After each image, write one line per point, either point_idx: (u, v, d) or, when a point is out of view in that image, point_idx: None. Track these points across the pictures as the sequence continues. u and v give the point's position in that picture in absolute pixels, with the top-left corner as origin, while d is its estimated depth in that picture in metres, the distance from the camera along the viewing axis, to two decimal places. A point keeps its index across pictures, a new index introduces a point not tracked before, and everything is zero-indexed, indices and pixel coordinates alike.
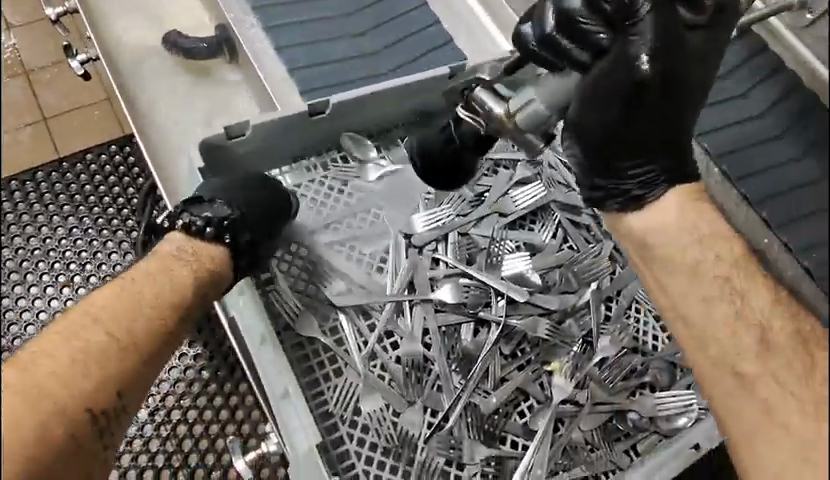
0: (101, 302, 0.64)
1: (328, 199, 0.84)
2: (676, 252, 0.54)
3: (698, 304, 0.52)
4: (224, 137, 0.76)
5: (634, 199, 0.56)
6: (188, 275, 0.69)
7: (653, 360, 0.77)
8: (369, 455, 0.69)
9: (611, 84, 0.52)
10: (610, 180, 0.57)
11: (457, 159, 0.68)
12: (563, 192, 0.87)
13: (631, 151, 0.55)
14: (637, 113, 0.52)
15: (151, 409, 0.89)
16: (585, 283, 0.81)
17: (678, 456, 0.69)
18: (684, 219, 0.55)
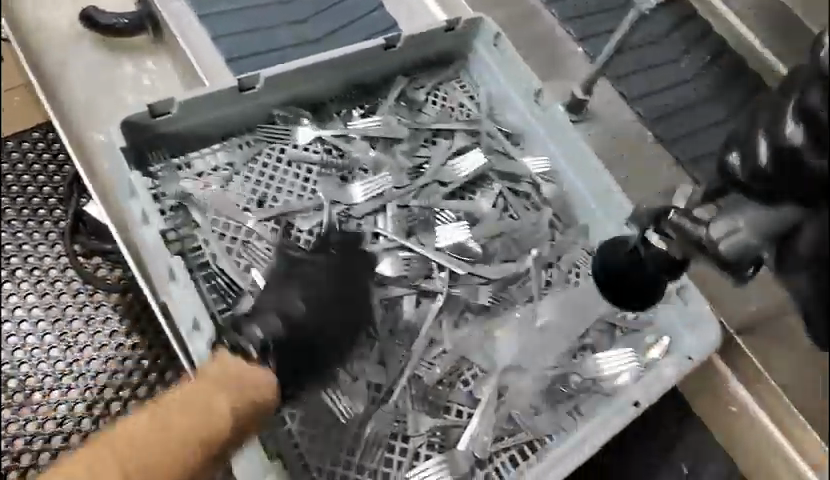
0: (126, 433, 0.52)
1: (264, 177, 0.81)
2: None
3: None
4: (148, 116, 0.73)
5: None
6: (227, 406, 0.55)
7: (594, 323, 0.79)
8: (311, 433, 0.68)
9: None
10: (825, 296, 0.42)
11: (641, 279, 0.63)
12: (502, 159, 0.89)
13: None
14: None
15: (88, 403, 0.86)
16: (525, 251, 0.82)
17: (616, 413, 0.71)
18: None
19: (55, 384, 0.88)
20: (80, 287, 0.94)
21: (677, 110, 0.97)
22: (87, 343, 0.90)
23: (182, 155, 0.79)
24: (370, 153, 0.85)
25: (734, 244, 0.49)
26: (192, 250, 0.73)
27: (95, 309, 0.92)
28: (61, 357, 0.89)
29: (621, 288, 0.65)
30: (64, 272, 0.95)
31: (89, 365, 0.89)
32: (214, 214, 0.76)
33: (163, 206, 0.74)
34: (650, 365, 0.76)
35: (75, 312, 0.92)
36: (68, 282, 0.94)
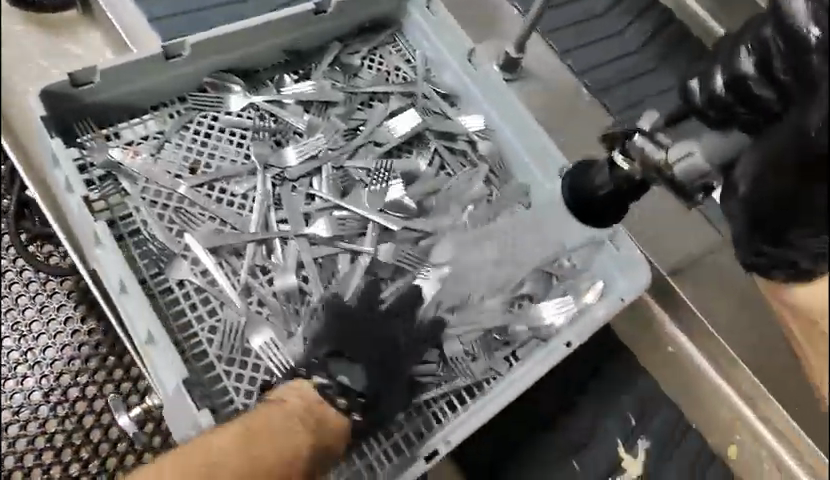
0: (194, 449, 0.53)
1: (196, 145, 0.81)
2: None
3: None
4: (70, 86, 0.71)
5: (801, 272, 0.37)
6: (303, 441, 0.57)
7: (529, 272, 0.81)
8: (248, 389, 0.68)
9: (787, 158, 0.38)
10: (777, 249, 0.40)
11: (609, 203, 0.66)
12: (439, 120, 0.89)
13: (800, 222, 0.38)
14: (807, 177, 0.37)
15: (45, 390, 0.80)
16: (462, 204, 0.84)
17: (549, 354, 0.71)
18: None
19: (10, 374, 0.80)
20: (32, 275, 0.84)
21: (635, 76, 0.99)
22: (42, 331, 0.82)
23: (111, 124, 0.78)
24: (306, 116, 0.85)
25: (688, 167, 0.50)
26: (122, 219, 0.73)
27: (48, 296, 0.83)
28: (15, 346, 0.82)
29: (588, 213, 0.69)
30: (13, 260, 0.84)
31: (44, 353, 0.82)
32: (145, 181, 0.75)
33: (91, 176, 0.74)
34: (584, 309, 0.78)
35: (27, 300, 0.83)
36: (20, 272, 0.84)
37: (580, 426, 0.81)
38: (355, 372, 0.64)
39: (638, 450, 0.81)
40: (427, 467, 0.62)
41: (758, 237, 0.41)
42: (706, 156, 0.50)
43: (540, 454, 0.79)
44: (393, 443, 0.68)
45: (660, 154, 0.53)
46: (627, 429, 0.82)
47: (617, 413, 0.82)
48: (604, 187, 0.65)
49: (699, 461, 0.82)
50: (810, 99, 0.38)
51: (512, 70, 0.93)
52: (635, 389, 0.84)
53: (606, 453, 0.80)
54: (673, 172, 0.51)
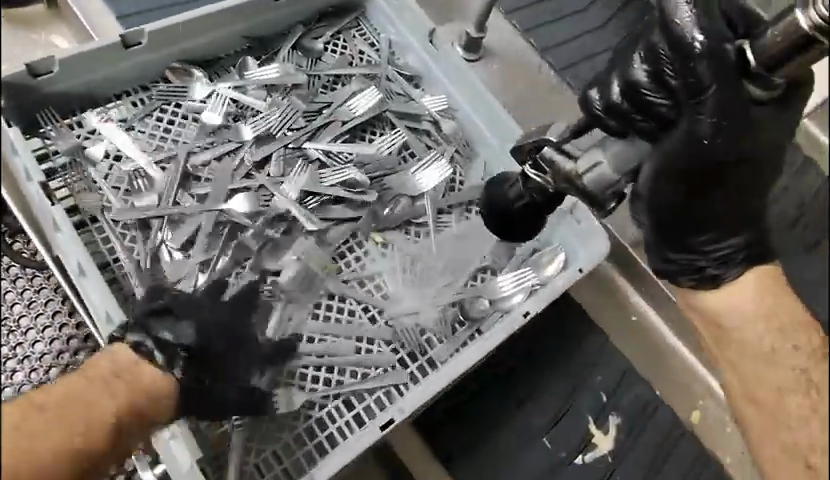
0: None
1: (158, 131, 0.81)
2: (756, 338, 0.45)
3: (772, 393, 0.45)
4: (28, 76, 0.73)
5: (707, 277, 0.49)
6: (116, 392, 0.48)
7: (491, 245, 0.82)
8: None
9: (680, 165, 0.47)
10: (684, 254, 0.51)
11: (526, 214, 0.65)
12: (401, 101, 0.89)
13: (700, 224, 0.49)
14: (705, 185, 0.47)
15: (35, 385, 0.73)
16: (419, 185, 0.84)
17: (507, 327, 0.72)
18: (761, 304, 0.46)
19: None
20: (19, 271, 0.76)
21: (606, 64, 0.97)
22: (31, 326, 0.75)
23: (73, 114, 0.79)
24: (267, 100, 0.85)
25: (597, 175, 0.53)
26: (84, 206, 0.74)
27: (36, 291, 0.76)
28: (4, 342, 0.74)
29: (515, 222, 0.66)
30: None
31: (32, 347, 0.74)
32: (107, 169, 0.77)
33: (54, 164, 0.75)
34: (546, 281, 0.79)
35: (14, 296, 0.76)
36: (7, 269, 0.76)
37: (551, 402, 0.82)
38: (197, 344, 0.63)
39: (608, 426, 0.82)
40: (383, 434, 0.63)
41: (662, 241, 0.52)
42: (614, 166, 0.52)
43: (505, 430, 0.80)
44: (355, 414, 0.69)
45: (571, 164, 0.54)
46: (598, 405, 0.83)
47: (588, 392, 0.83)
48: (520, 198, 0.64)
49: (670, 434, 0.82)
50: (696, 111, 0.46)
51: (474, 51, 0.94)
52: (607, 367, 0.84)
53: (575, 431, 0.81)
54: (583, 182, 0.53)
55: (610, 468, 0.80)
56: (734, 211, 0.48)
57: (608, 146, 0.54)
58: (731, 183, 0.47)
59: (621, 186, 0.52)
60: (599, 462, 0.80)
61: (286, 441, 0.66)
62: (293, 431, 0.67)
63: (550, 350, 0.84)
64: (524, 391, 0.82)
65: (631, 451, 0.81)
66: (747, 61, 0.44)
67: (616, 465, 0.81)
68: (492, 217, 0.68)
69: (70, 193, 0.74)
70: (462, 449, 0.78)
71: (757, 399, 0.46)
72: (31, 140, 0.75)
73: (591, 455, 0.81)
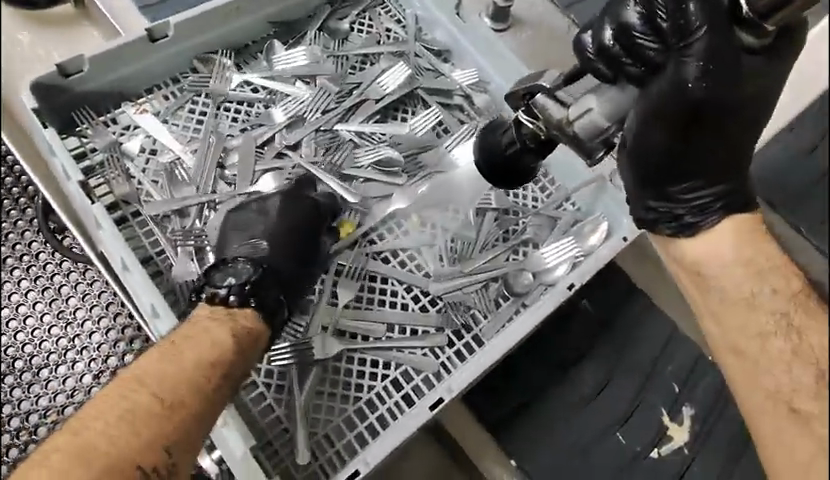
0: (114, 392, 0.53)
1: (190, 123, 0.82)
2: (732, 285, 0.41)
3: (753, 340, 0.41)
4: (60, 76, 0.73)
5: (686, 225, 0.45)
6: (227, 336, 0.59)
7: (531, 217, 0.81)
8: None
9: (671, 110, 0.44)
10: (664, 202, 0.47)
11: (517, 163, 0.58)
12: (430, 77, 0.88)
13: (683, 170, 0.46)
14: (694, 128, 0.44)
15: (96, 374, 0.74)
16: (455, 161, 0.82)
17: (553, 297, 0.70)
18: (739, 248, 0.42)
19: (60, 360, 0.75)
20: (71, 265, 0.78)
21: None
22: (86, 317, 0.76)
23: (107, 111, 0.80)
24: (297, 83, 0.85)
25: (589, 123, 0.48)
26: (124, 201, 0.75)
27: (88, 283, 0.78)
28: (63, 334, 0.76)
29: (507, 173, 0.59)
30: (51, 252, 0.79)
31: (89, 339, 0.76)
32: (144, 163, 0.78)
33: (92, 162, 0.76)
34: (590, 251, 0.77)
35: (68, 289, 0.77)
36: (59, 264, 0.78)
37: (620, 392, 0.79)
38: (241, 271, 0.65)
39: (682, 418, 0.79)
40: (433, 414, 0.62)
41: (646, 191, 0.49)
42: (604, 113, 0.48)
43: (564, 416, 0.78)
44: (404, 395, 0.68)
45: (562, 112, 0.49)
46: (670, 398, 0.80)
47: (659, 385, 0.80)
48: (512, 145, 0.57)
49: (742, 421, 0.79)
50: (682, 54, 0.43)
51: (503, 20, 0.87)
52: (675, 357, 0.81)
53: (648, 426, 0.78)
54: (574, 129, 0.49)
55: (687, 461, 0.77)
56: (717, 159, 0.45)
57: (603, 93, 0.49)
58: (719, 131, 0.44)
59: (611, 133, 0.48)
60: (676, 455, 0.77)
61: (337, 422, 0.66)
62: (343, 414, 0.66)
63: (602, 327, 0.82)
64: (588, 380, 0.79)
65: (707, 442, 0.78)
66: (740, 5, 0.42)
67: (694, 458, 0.78)
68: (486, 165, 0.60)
69: (109, 190, 0.75)
70: (517, 428, 0.77)
71: (738, 348, 0.41)
72: (68, 140, 0.77)
73: (668, 448, 0.78)
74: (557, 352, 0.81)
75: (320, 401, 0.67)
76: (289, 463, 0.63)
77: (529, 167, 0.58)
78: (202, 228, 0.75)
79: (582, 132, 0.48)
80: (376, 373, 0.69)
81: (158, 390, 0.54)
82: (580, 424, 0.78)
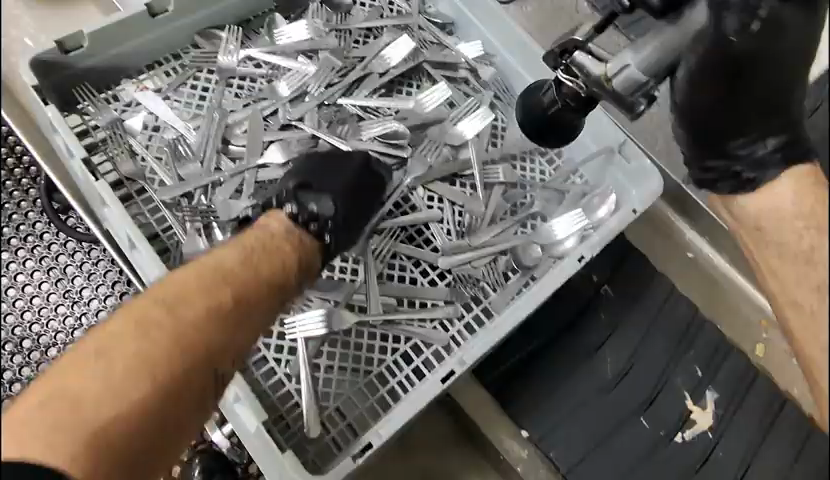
0: (183, 280, 0.51)
1: (193, 99, 0.80)
2: (791, 238, 0.43)
3: (810, 292, 0.41)
4: (60, 52, 0.72)
5: (745, 182, 0.48)
6: (293, 259, 0.57)
7: (538, 191, 0.80)
8: None
9: (717, 63, 0.47)
10: (719, 156, 0.51)
11: (560, 117, 0.62)
12: (435, 51, 0.86)
13: (737, 123, 0.49)
14: (738, 80, 0.47)
15: None
16: (463, 135, 0.81)
17: (563, 268, 0.70)
18: (800, 205, 0.44)
19: (68, 338, 0.74)
20: (75, 246, 0.78)
21: None
22: (93, 296, 0.76)
23: (108, 88, 0.79)
24: (299, 58, 0.83)
25: (625, 79, 0.51)
26: (128, 179, 0.74)
27: (94, 262, 0.77)
28: (69, 313, 0.75)
29: (551, 127, 0.64)
30: (55, 232, 0.78)
31: (95, 317, 0.76)
32: (147, 140, 0.77)
33: (94, 139, 0.75)
34: (598, 224, 0.77)
35: (74, 269, 0.77)
36: (64, 244, 0.78)
37: (643, 376, 0.79)
38: (325, 203, 0.62)
39: (706, 403, 0.79)
40: (444, 387, 0.62)
41: (702, 151, 0.52)
42: (642, 69, 0.50)
43: (584, 396, 0.77)
44: (414, 369, 0.68)
45: (600, 69, 0.52)
46: (694, 382, 0.80)
47: (683, 367, 0.80)
48: (553, 103, 0.62)
49: (753, 390, 0.79)
50: (720, 8, 0.46)
51: None
52: (696, 342, 0.81)
53: (672, 409, 0.78)
54: (613, 87, 0.52)
55: (713, 443, 0.77)
56: (765, 111, 0.49)
57: (639, 49, 0.51)
58: (759, 81, 0.47)
59: (651, 88, 0.51)
60: (700, 438, 0.77)
61: (348, 395, 0.66)
62: (354, 385, 0.66)
63: (610, 303, 0.82)
64: (611, 362, 0.79)
65: (731, 424, 0.78)
66: None
67: (718, 440, 0.77)
68: (530, 125, 0.65)
69: (113, 168, 0.74)
70: (534, 407, 0.76)
71: (797, 304, 0.42)
72: (69, 117, 0.76)
73: (691, 432, 0.77)
74: (578, 336, 0.80)
75: (329, 375, 0.66)
76: (301, 437, 0.63)
77: (570, 123, 0.63)
78: (209, 205, 0.74)
79: (617, 92, 0.51)
80: (385, 347, 0.69)
81: (225, 291, 0.52)
82: (603, 411, 0.77)
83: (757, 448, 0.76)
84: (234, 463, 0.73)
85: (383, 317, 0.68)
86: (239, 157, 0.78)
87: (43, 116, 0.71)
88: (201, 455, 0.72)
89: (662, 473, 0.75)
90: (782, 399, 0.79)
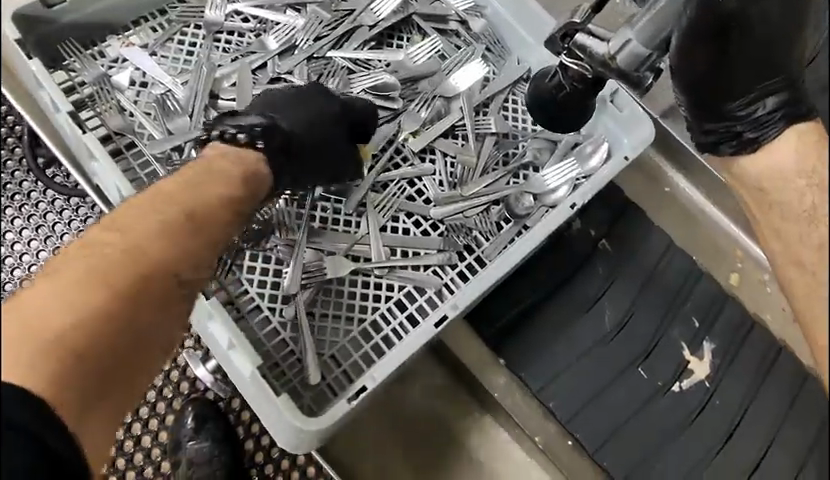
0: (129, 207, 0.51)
1: (180, 55, 0.79)
2: (792, 195, 0.50)
3: (811, 251, 0.47)
4: (42, 7, 0.72)
5: (747, 141, 0.55)
6: (239, 177, 0.58)
7: (530, 141, 0.79)
8: (263, 267, 0.68)
9: (708, 25, 0.54)
10: (721, 122, 0.57)
11: (569, 99, 0.65)
12: (425, 3, 0.84)
13: (737, 89, 0.56)
14: (728, 38, 0.54)
15: None
16: (455, 88, 0.80)
17: (557, 213, 0.70)
18: (802, 162, 0.51)
19: None
20: (64, 204, 0.78)
21: None
22: None
23: (94, 45, 0.78)
24: (288, 12, 0.81)
25: (627, 55, 0.56)
26: (117, 133, 0.73)
27: (83, 221, 0.77)
28: None
29: (562, 111, 0.67)
30: (42, 190, 0.78)
31: None
32: (135, 96, 0.76)
33: (82, 95, 0.74)
34: (590, 173, 0.76)
35: (63, 227, 0.77)
36: (52, 202, 0.78)
37: (641, 329, 0.78)
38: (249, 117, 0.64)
39: (703, 353, 0.78)
40: (438, 332, 0.63)
41: (702, 116, 0.59)
42: (642, 43, 0.56)
43: (582, 347, 0.76)
44: (408, 316, 0.68)
45: (604, 48, 0.56)
46: (691, 333, 0.78)
47: (680, 319, 0.79)
48: (560, 88, 0.65)
49: (750, 339, 0.78)
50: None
51: None
52: (694, 294, 0.80)
53: (669, 359, 0.77)
54: (617, 64, 0.56)
55: (709, 392, 0.76)
56: (761, 72, 0.55)
57: (635, 25, 0.56)
58: (749, 40, 0.54)
59: (654, 60, 0.56)
60: (697, 387, 0.76)
61: (343, 343, 0.66)
62: (348, 335, 0.67)
63: (609, 256, 0.80)
64: (610, 315, 0.77)
65: (729, 373, 0.77)
66: None
67: (715, 389, 0.76)
68: (540, 111, 0.68)
69: (102, 123, 0.73)
70: (528, 357, 0.75)
71: (798, 261, 0.48)
72: (55, 74, 0.75)
73: (689, 381, 0.76)
74: (577, 288, 0.78)
75: (323, 323, 0.67)
76: (297, 383, 0.63)
77: (580, 104, 0.65)
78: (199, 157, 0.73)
79: (622, 68, 0.56)
80: (379, 295, 0.69)
81: (173, 209, 0.52)
82: (601, 364, 0.76)
83: (755, 394, 0.76)
84: (226, 412, 0.76)
85: (378, 265, 0.69)
86: (227, 111, 0.77)
87: (25, 69, 0.70)
88: (194, 403, 0.75)
89: (659, 423, 0.74)
90: (780, 347, 0.78)
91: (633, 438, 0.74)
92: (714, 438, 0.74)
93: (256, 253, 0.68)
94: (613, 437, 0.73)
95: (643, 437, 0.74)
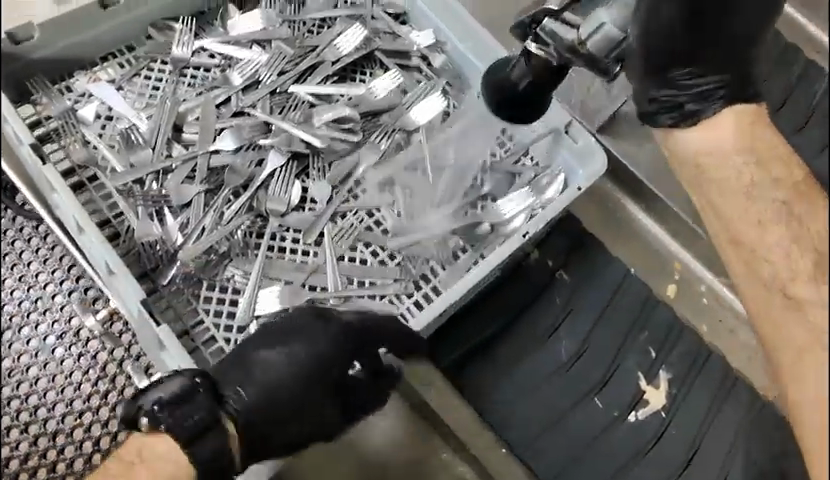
0: None
1: (145, 89, 0.81)
2: (731, 172, 0.47)
3: (753, 228, 0.46)
4: (10, 44, 0.73)
5: (688, 114, 0.51)
6: None
7: (488, 173, 0.81)
8: (219, 297, 0.71)
9: None
10: (666, 90, 0.52)
11: (530, 93, 0.69)
12: (388, 40, 0.86)
13: (695, 58, 0.50)
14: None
15: (60, 334, 0.75)
16: (415, 122, 0.82)
17: (507, 243, 0.72)
18: (739, 137, 0.47)
19: (23, 321, 0.75)
20: (32, 231, 0.78)
21: None
22: (47, 280, 0.76)
23: (62, 80, 0.79)
24: (253, 47, 0.84)
25: (599, 39, 0.57)
26: (80, 166, 0.74)
27: (49, 247, 0.78)
28: (25, 296, 0.76)
29: (524, 102, 0.70)
30: (11, 217, 0.78)
31: None
32: (100, 129, 0.78)
33: (47, 129, 0.76)
34: (546, 203, 0.79)
35: (30, 254, 0.77)
36: (19, 230, 0.78)
37: (597, 359, 0.78)
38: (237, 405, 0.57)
39: (659, 381, 0.79)
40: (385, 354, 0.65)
41: (648, 80, 0.53)
42: (618, 26, 0.56)
43: (539, 377, 0.77)
44: None
45: (571, 37, 0.59)
46: (648, 361, 0.79)
47: (638, 350, 0.80)
48: (522, 79, 0.68)
49: (704, 369, 0.80)
50: None
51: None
52: (652, 322, 0.81)
53: (625, 389, 0.78)
54: (586, 50, 0.58)
55: (665, 422, 0.77)
56: (721, 45, 0.49)
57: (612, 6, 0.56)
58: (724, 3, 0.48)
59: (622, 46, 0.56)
60: (653, 417, 0.77)
61: None
62: None
63: (565, 285, 0.81)
64: (566, 345, 0.78)
65: (684, 403, 0.78)
66: None
67: (671, 419, 0.77)
68: (503, 102, 0.72)
69: (66, 156, 0.74)
70: (483, 387, 0.76)
71: (738, 239, 0.47)
72: (22, 108, 0.76)
73: (644, 411, 0.77)
74: (534, 317, 0.79)
75: None
76: None
77: (543, 92, 0.69)
78: (160, 190, 0.74)
79: (591, 52, 0.58)
80: None
81: None
82: (557, 394, 0.76)
83: (710, 423, 0.77)
84: None
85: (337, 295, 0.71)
86: (191, 144, 0.78)
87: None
88: None
89: (614, 453, 0.75)
90: (736, 376, 0.79)
91: (588, 468, 0.74)
92: (669, 468, 0.75)
93: (213, 282, 0.72)
94: (568, 467, 0.74)
95: (599, 469, 0.74)
